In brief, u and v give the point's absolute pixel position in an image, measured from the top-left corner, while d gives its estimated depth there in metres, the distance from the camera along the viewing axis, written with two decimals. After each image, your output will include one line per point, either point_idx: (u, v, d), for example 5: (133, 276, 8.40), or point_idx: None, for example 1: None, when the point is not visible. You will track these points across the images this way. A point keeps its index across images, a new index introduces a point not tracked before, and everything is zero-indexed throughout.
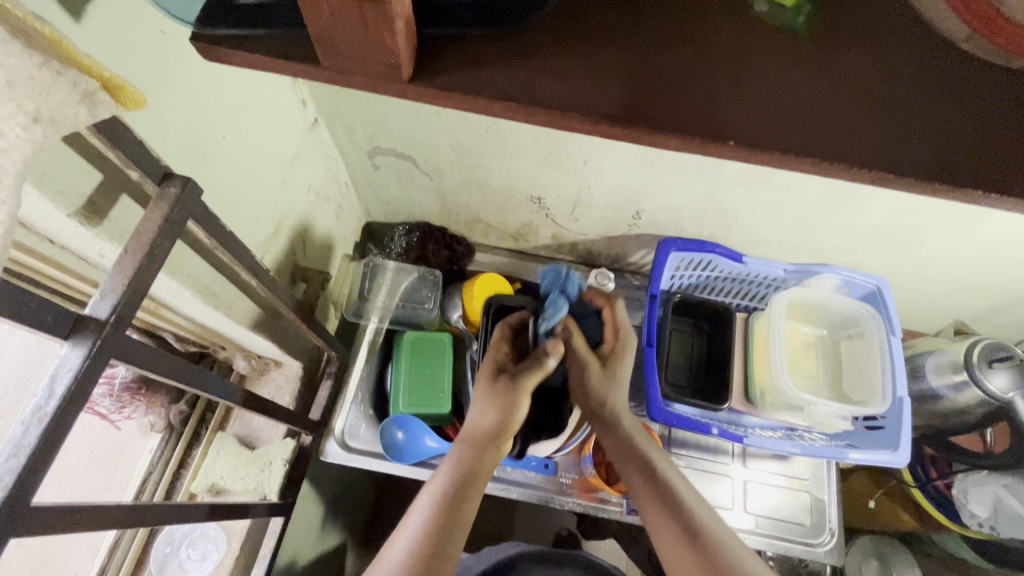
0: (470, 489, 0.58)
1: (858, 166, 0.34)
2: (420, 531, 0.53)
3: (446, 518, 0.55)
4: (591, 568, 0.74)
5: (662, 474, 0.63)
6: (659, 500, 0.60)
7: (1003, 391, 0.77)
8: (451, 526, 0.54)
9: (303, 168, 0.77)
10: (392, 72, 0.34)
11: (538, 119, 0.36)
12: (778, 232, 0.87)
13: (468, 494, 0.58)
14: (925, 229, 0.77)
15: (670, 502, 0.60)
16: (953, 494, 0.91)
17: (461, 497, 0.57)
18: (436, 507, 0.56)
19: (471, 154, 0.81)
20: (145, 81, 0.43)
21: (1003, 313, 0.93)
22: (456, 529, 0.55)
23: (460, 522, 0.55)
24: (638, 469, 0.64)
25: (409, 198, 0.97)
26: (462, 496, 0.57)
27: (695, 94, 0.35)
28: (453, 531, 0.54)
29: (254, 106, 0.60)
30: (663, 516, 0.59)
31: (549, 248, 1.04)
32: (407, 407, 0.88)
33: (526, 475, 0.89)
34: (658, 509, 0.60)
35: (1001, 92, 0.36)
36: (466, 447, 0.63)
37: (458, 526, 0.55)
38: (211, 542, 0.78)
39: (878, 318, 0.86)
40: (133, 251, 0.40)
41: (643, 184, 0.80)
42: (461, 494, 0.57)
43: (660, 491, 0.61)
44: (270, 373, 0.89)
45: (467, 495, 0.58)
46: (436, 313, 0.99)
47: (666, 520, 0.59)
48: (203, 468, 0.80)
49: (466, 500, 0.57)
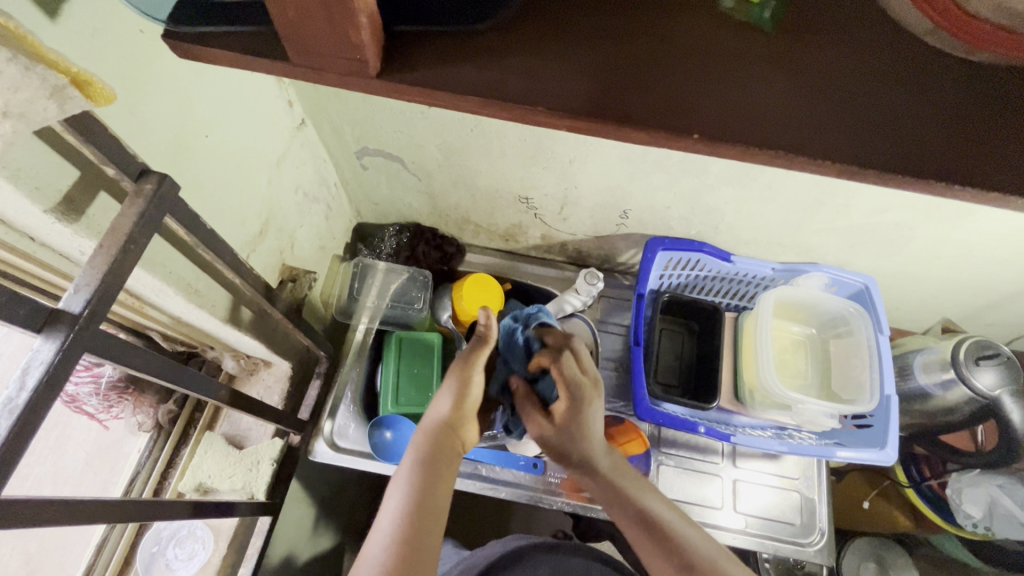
0: (438, 472, 0.60)
1: (821, 158, 0.34)
2: (397, 521, 0.53)
3: (419, 505, 0.55)
4: (595, 559, 0.74)
5: (647, 511, 0.61)
6: (651, 543, 0.59)
7: (990, 388, 0.78)
8: (428, 511, 0.55)
9: (291, 169, 0.78)
10: (360, 68, 0.35)
11: (505, 113, 0.36)
12: (765, 231, 0.87)
13: (439, 477, 0.59)
14: (909, 227, 0.78)
15: (656, 534, 0.59)
16: (948, 494, 0.93)
17: (431, 479, 0.58)
18: (410, 498, 0.56)
19: (458, 155, 0.82)
20: (124, 81, 0.43)
21: (992, 312, 0.93)
22: (433, 512, 0.55)
23: (435, 505, 0.56)
24: (617, 505, 0.63)
25: (399, 199, 0.98)
26: (433, 480, 0.58)
27: (660, 89, 0.36)
28: (429, 516, 0.54)
29: (238, 106, 0.60)
30: (657, 556, 0.58)
31: (539, 248, 1.05)
32: (395, 406, 0.88)
33: (515, 475, 0.89)
34: (645, 544, 0.59)
35: (964, 86, 0.36)
36: (432, 436, 0.64)
37: (433, 509, 0.55)
38: (199, 542, 0.78)
39: (866, 316, 0.86)
40: (108, 247, 0.40)
41: (630, 183, 0.80)
42: (431, 476, 0.59)
43: (643, 522, 0.60)
44: (259, 373, 0.89)
45: (437, 479, 0.59)
46: (425, 313, 1.00)
47: (657, 551, 0.58)
48: (190, 468, 0.80)
49: (439, 481, 0.58)
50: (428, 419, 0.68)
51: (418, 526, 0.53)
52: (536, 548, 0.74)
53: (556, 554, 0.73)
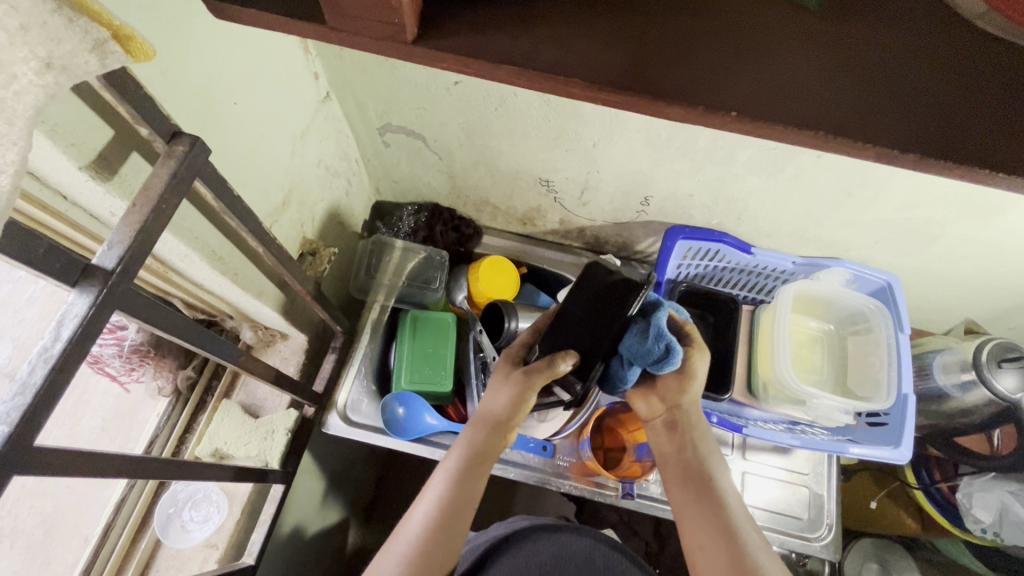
0: (480, 468, 0.62)
1: (860, 141, 0.33)
2: (435, 508, 0.58)
3: (456, 501, 0.59)
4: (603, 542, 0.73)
5: (717, 500, 0.59)
6: (700, 507, 0.58)
7: (1011, 391, 0.76)
8: (461, 506, 0.59)
9: (314, 143, 0.78)
10: (395, 32, 0.35)
11: (539, 85, 0.36)
12: (787, 223, 0.86)
13: (477, 478, 0.61)
14: (938, 223, 0.76)
15: (707, 508, 0.58)
16: (958, 498, 0.92)
17: (471, 479, 0.61)
18: (447, 496, 0.59)
19: (481, 133, 0.81)
20: (158, 42, 0.43)
21: (1016, 314, 0.91)
22: (463, 511, 0.59)
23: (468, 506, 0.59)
24: (677, 477, 0.63)
25: (419, 178, 0.98)
26: (470, 477, 0.61)
27: (697, 65, 0.35)
28: (461, 513, 0.58)
29: (264, 74, 0.60)
30: (701, 526, 0.57)
31: (557, 233, 1.04)
32: (409, 383, 0.90)
33: (523, 455, 0.89)
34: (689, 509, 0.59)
35: (1010, 69, 0.35)
36: (477, 431, 0.65)
37: (468, 504, 0.59)
38: (214, 506, 0.80)
39: (886, 314, 0.85)
40: (140, 206, 0.41)
41: (654, 169, 0.79)
42: (472, 474, 0.61)
43: (702, 498, 0.59)
44: (275, 345, 0.91)
45: (477, 475, 0.61)
46: (441, 294, 1.02)
47: (707, 529, 0.56)
48: (207, 434, 0.82)
49: (476, 482, 0.61)
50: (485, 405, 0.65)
51: (449, 522, 0.57)
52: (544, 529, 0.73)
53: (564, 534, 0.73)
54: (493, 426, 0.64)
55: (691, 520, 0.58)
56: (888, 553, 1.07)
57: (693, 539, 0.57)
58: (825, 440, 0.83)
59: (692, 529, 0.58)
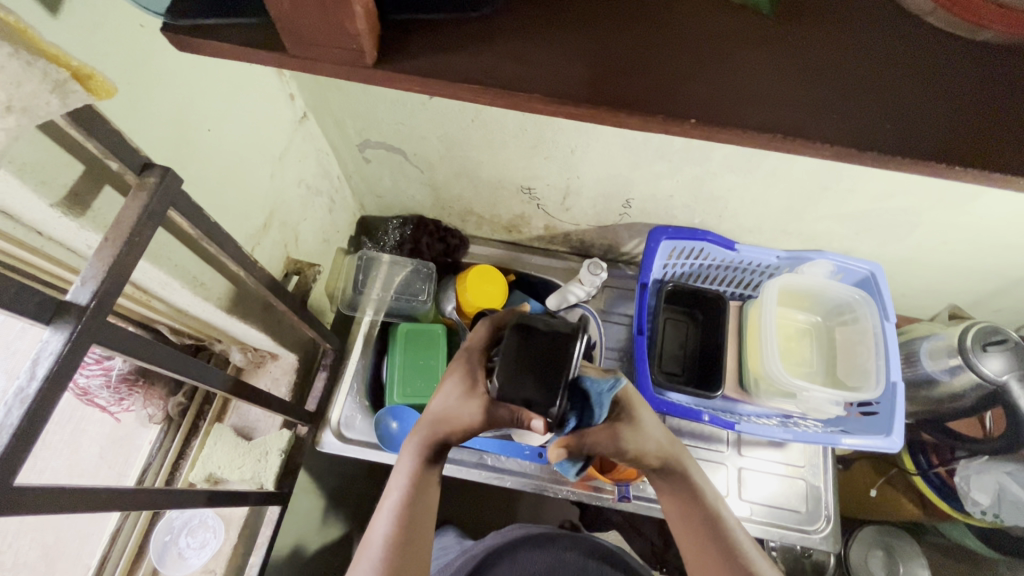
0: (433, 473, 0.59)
1: (818, 142, 0.34)
2: (392, 528, 0.55)
3: (412, 519, 0.55)
4: (600, 550, 0.73)
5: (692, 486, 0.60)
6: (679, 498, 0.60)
7: (998, 373, 0.77)
8: (418, 523, 0.56)
9: (294, 164, 0.79)
10: (355, 57, 0.35)
11: (502, 101, 0.36)
12: (768, 219, 0.87)
13: (430, 487, 0.58)
14: (916, 212, 0.77)
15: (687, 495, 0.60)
16: (957, 482, 0.94)
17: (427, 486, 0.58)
18: (403, 512, 0.56)
19: (460, 145, 0.82)
20: (123, 74, 0.43)
21: (1000, 297, 0.92)
22: (422, 526, 0.56)
23: (425, 519, 0.56)
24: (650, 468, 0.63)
25: (402, 191, 0.98)
26: (425, 489, 0.57)
27: (656, 75, 0.35)
28: (421, 529, 0.56)
29: (238, 100, 0.61)
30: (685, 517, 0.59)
31: (542, 239, 1.05)
32: (401, 397, 0.91)
33: (519, 463, 0.90)
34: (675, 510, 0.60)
35: (964, 65, 0.36)
36: (425, 437, 0.60)
37: (426, 514, 0.57)
38: (210, 531, 0.80)
39: (872, 304, 0.85)
40: (113, 240, 0.41)
41: (632, 171, 0.80)
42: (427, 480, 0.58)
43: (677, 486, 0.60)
44: (266, 365, 0.91)
45: (431, 482, 0.58)
46: (430, 305, 1.02)
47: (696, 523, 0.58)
48: (200, 459, 0.82)
49: (431, 491, 0.58)
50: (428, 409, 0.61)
51: (411, 540, 0.55)
52: (541, 538, 0.73)
53: (557, 544, 0.73)
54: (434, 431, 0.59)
55: (674, 511, 0.60)
56: (893, 540, 1.08)
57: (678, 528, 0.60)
58: (817, 432, 0.84)
59: (684, 537, 0.59)
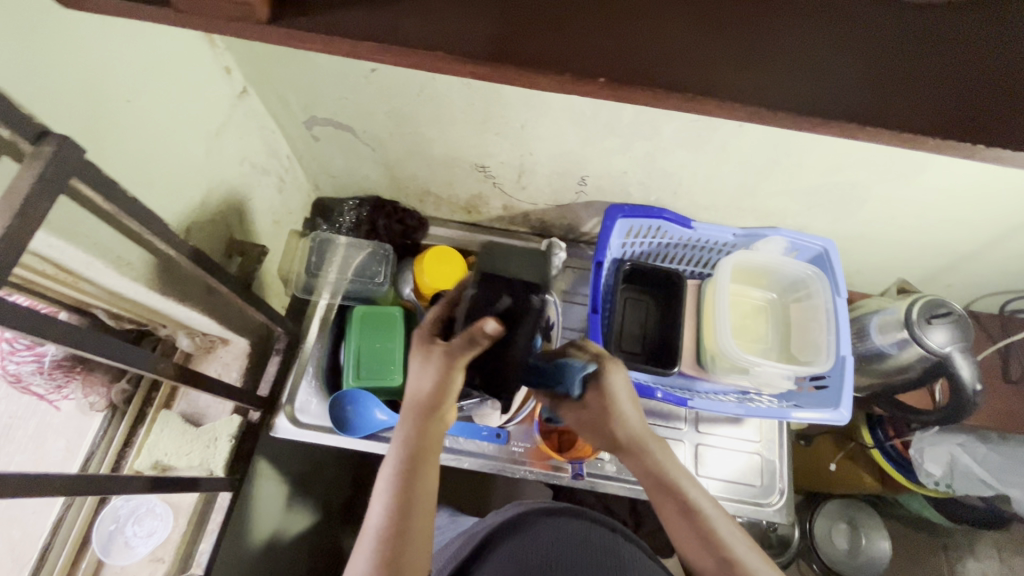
0: (427, 458, 0.59)
1: (729, 103, 0.33)
2: (387, 516, 0.55)
3: (406, 504, 0.55)
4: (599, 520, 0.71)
5: (673, 481, 0.63)
6: (663, 497, 0.63)
7: (941, 345, 0.77)
8: (415, 508, 0.55)
9: (234, 140, 0.76)
10: (246, 12, 0.33)
11: (409, 62, 0.35)
12: (722, 197, 0.87)
13: (422, 472, 0.58)
14: (863, 186, 0.77)
15: (666, 489, 0.63)
16: (913, 454, 1.01)
17: (416, 476, 0.57)
18: (397, 499, 0.55)
19: (410, 121, 0.80)
20: (10, 34, 0.41)
21: (948, 270, 0.93)
22: (419, 511, 0.55)
23: (421, 502, 0.56)
24: (640, 474, 0.65)
25: (356, 171, 0.96)
26: (416, 474, 0.57)
27: (565, 33, 0.34)
28: (418, 514, 0.55)
29: (159, 71, 0.58)
30: (672, 514, 0.62)
31: (502, 219, 1.04)
32: (356, 380, 0.90)
33: (477, 445, 0.89)
34: (657, 496, 0.64)
35: (876, 21, 0.35)
36: (408, 421, 0.60)
37: (421, 499, 0.56)
38: (158, 519, 0.78)
39: (824, 279, 0.86)
40: (3, 212, 0.39)
41: (584, 147, 0.79)
42: (415, 470, 0.57)
43: (657, 481, 0.64)
44: (216, 351, 0.88)
45: (421, 471, 0.58)
46: (388, 287, 1.00)
47: (683, 521, 0.61)
48: (146, 446, 0.79)
49: (424, 476, 0.57)
50: (410, 392, 0.61)
51: (407, 527, 0.54)
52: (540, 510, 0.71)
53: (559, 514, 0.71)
54: (421, 414, 0.60)
55: (661, 506, 0.63)
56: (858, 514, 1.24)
57: (669, 524, 0.63)
58: (769, 406, 0.85)
59: (675, 531, 0.62)
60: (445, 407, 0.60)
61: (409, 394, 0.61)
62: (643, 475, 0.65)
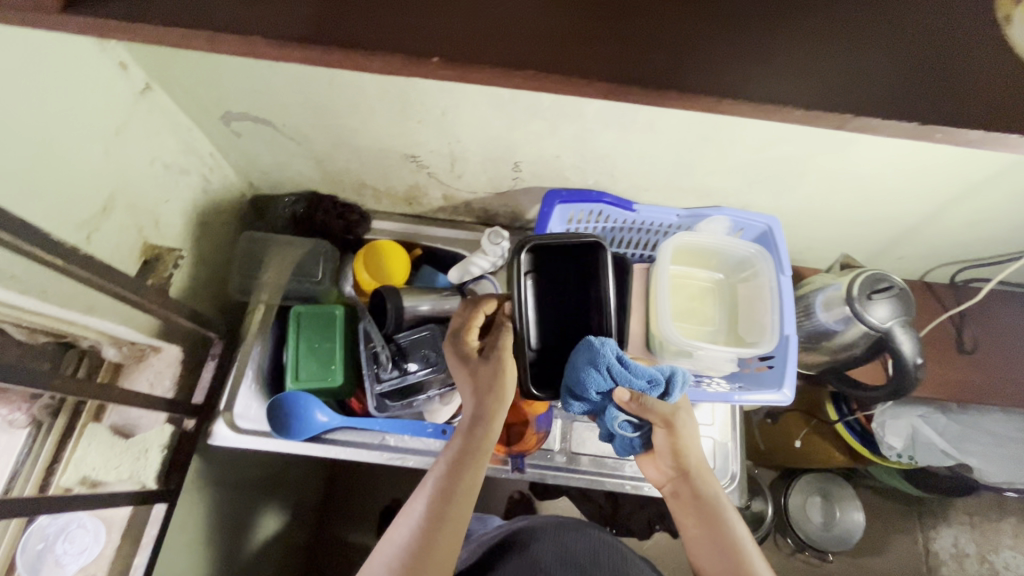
0: (467, 469, 0.64)
1: None
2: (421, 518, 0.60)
3: (438, 507, 0.61)
4: (607, 542, 0.77)
5: (713, 508, 0.70)
6: (701, 521, 0.70)
7: (881, 321, 0.76)
8: (447, 513, 0.61)
9: (140, 140, 0.72)
10: None
11: None
12: (661, 178, 0.84)
13: (459, 481, 0.63)
14: (799, 160, 0.74)
15: (705, 516, 0.70)
16: (874, 428, 1.02)
17: (452, 485, 0.62)
18: (431, 503, 0.61)
19: (327, 111, 0.76)
20: None
21: (898, 243, 0.91)
22: (450, 517, 0.60)
23: (455, 510, 0.61)
24: (685, 507, 0.72)
25: (287, 166, 0.92)
26: (454, 481, 0.63)
27: None
28: (449, 520, 0.60)
29: (28, 69, 0.54)
30: (703, 539, 0.69)
31: (445, 209, 1.01)
32: (296, 383, 0.89)
33: (423, 442, 0.87)
34: (692, 522, 0.71)
35: None
36: (461, 435, 0.66)
37: (454, 505, 0.61)
38: (89, 535, 0.77)
39: (768, 258, 0.84)
40: None
41: (511, 132, 0.76)
42: (455, 478, 0.63)
43: (697, 509, 0.71)
44: (148, 359, 0.84)
45: (458, 481, 0.63)
46: (331, 286, 0.99)
47: (716, 547, 0.67)
48: (74, 461, 0.76)
49: (462, 484, 0.63)
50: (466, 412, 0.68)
51: (436, 529, 0.59)
52: (556, 526, 0.77)
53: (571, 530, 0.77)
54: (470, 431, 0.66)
55: (692, 530, 0.71)
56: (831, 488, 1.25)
57: (698, 548, 0.69)
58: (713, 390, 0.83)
59: (702, 555, 0.68)
60: (489, 425, 0.66)
61: (464, 412, 0.68)
62: (687, 506, 0.72)
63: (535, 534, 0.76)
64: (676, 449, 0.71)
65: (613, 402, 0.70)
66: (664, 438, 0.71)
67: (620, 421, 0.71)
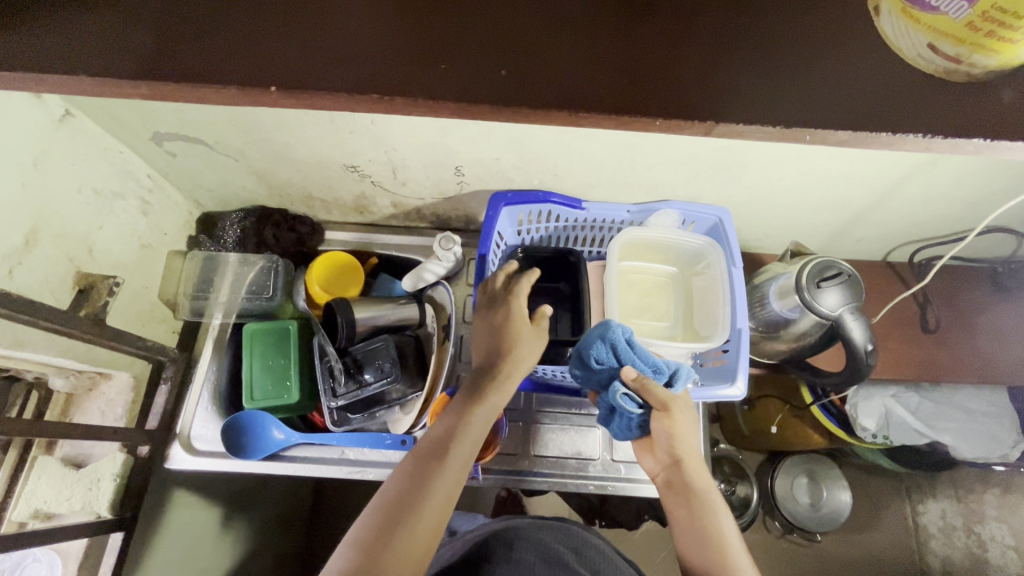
0: (417, 500, 0.58)
1: None
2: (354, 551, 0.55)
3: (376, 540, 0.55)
4: (587, 544, 0.74)
5: (702, 502, 0.68)
6: (688, 513, 0.68)
7: (833, 309, 0.75)
8: (384, 548, 0.54)
9: (63, 168, 0.70)
10: None
11: None
12: (605, 174, 0.82)
13: (405, 515, 0.57)
14: (739, 151, 0.72)
15: (693, 507, 0.68)
16: (848, 411, 1.01)
17: (398, 517, 0.56)
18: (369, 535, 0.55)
19: (256, 127, 0.74)
20: None
21: (854, 225, 0.90)
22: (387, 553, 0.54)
23: (396, 547, 0.55)
24: (676, 498, 0.70)
25: (230, 183, 0.91)
26: (399, 515, 0.56)
27: None
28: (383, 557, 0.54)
29: None
30: (689, 532, 0.67)
31: (398, 216, 0.99)
32: (252, 402, 0.88)
33: (382, 454, 0.85)
34: (680, 512, 0.69)
35: None
36: (417, 462, 0.61)
37: (394, 537, 0.55)
38: (46, 567, 0.77)
39: (720, 250, 0.83)
40: None
41: (444, 137, 0.74)
42: (402, 509, 0.57)
43: (685, 501, 0.69)
44: (98, 387, 0.83)
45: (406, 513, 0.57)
46: (286, 301, 0.98)
47: (703, 546, 0.65)
48: (25, 494, 0.74)
49: (407, 518, 0.56)
50: (428, 438, 0.64)
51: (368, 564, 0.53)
52: (537, 524, 0.75)
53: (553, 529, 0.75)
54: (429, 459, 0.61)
55: (677, 521, 0.69)
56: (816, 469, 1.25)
57: (685, 542, 0.68)
58: None
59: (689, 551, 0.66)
60: (449, 452, 0.61)
61: (428, 437, 0.64)
62: (677, 497, 0.70)
63: (515, 534, 0.74)
64: (671, 434, 0.69)
65: (619, 378, 0.70)
66: (660, 422, 0.69)
67: (621, 395, 0.70)
